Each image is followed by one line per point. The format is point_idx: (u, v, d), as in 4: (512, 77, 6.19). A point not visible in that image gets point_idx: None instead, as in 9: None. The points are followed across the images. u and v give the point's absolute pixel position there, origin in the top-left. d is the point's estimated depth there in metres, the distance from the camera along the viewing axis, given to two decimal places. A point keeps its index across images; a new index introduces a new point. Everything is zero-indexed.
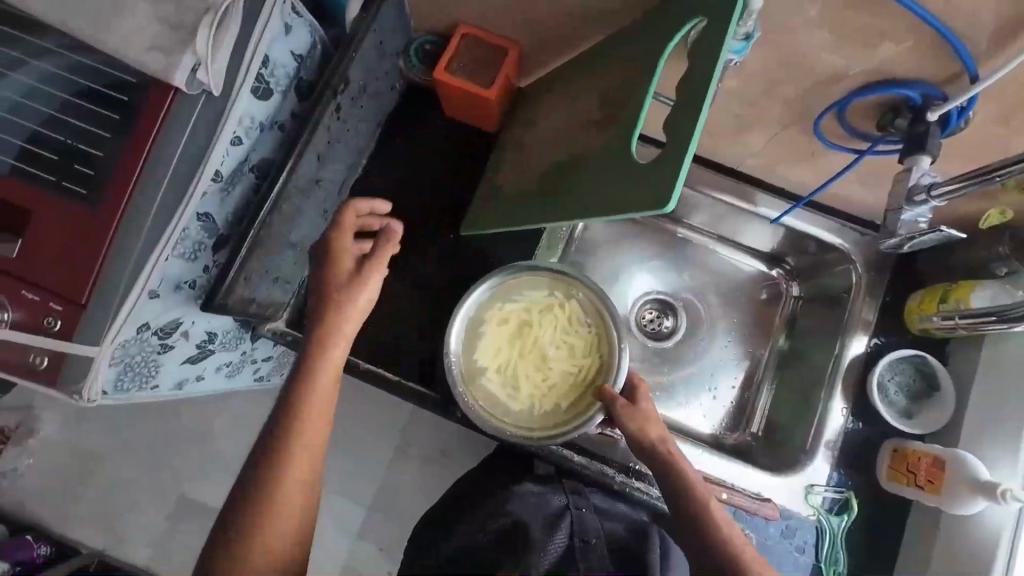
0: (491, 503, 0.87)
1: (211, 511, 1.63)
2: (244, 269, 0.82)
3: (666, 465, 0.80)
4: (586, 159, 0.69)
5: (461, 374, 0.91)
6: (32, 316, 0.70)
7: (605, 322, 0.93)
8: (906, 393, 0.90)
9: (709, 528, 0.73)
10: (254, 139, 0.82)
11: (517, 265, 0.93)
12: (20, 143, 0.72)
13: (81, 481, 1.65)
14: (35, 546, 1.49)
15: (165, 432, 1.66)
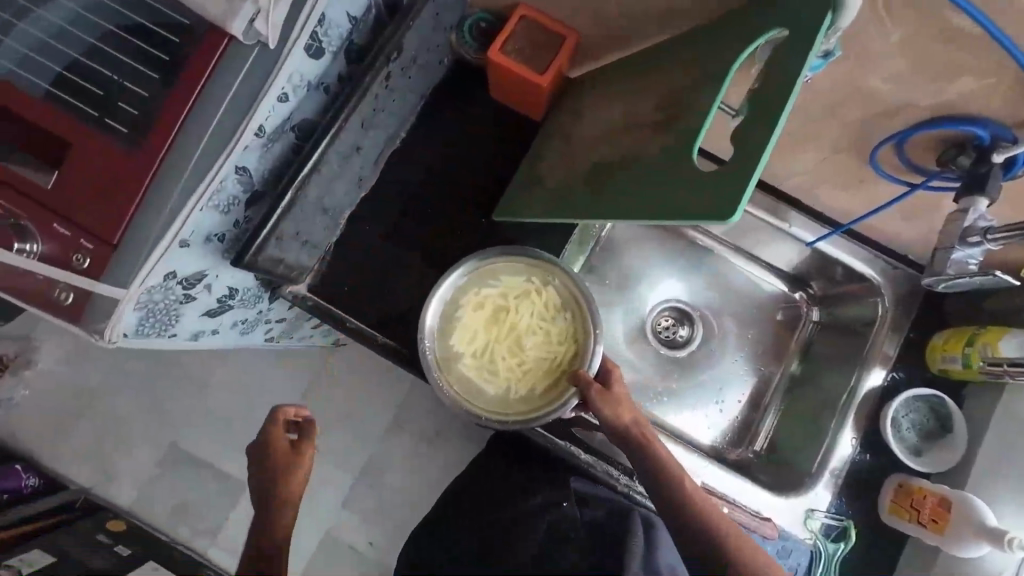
0: (487, 504, 1.00)
1: (201, 462, 1.65)
2: (275, 228, 0.81)
3: (641, 449, 0.81)
4: (635, 158, 0.68)
5: (438, 358, 0.90)
6: (61, 250, 0.69)
7: (582, 306, 0.91)
8: (919, 431, 0.90)
9: (688, 509, 0.76)
10: (301, 98, 0.80)
11: (492, 249, 0.91)
12: (59, 70, 0.70)
13: (75, 418, 1.67)
14: (23, 477, 1.55)
15: (162, 379, 1.68)
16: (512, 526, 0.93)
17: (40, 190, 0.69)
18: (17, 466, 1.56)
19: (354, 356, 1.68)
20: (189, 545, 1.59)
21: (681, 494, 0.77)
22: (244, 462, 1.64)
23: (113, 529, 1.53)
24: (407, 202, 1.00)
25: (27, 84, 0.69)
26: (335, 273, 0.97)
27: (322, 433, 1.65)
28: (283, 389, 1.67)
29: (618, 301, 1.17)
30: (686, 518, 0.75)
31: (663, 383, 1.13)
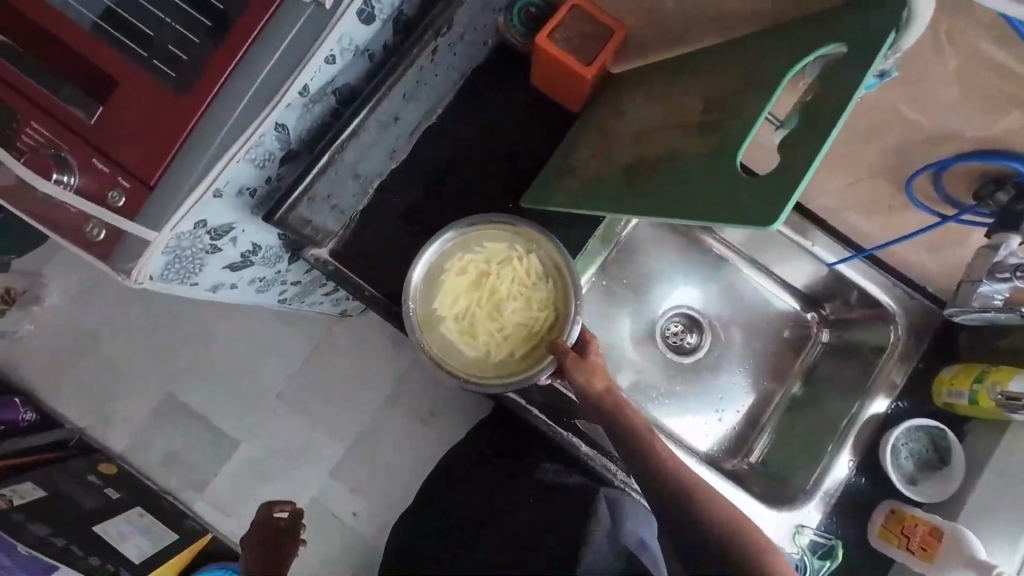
0: (464, 498, 1.05)
1: (197, 415, 1.66)
2: (309, 187, 0.82)
3: (621, 422, 0.81)
4: (677, 156, 0.68)
5: (420, 320, 0.90)
6: (98, 187, 0.70)
7: (564, 275, 0.92)
8: (916, 460, 0.91)
9: (671, 480, 0.75)
10: (346, 62, 0.80)
11: (476, 214, 0.91)
12: (112, 7, 0.71)
13: (76, 358, 1.68)
14: (21, 410, 1.55)
15: (166, 329, 1.69)
16: (481, 521, 0.97)
17: (83, 124, 0.69)
18: (16, 399, 1.56)
19: (358, 328, 1.69)
20: (177, 495, 1.61)
21: (664, 463, 0.77)
22: (240, 420, 1.66)
23: (105, 471, 1.54)
24: (435, 179, 1.00)
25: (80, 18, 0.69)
26: (358, 241, 0.97)
27: (319, 400, 1.66)
28: (285, 352, 1.68)
29: (630, 302, 1.17)
30: (670, 489, 0.75)
31: (667, 388, 1.14)
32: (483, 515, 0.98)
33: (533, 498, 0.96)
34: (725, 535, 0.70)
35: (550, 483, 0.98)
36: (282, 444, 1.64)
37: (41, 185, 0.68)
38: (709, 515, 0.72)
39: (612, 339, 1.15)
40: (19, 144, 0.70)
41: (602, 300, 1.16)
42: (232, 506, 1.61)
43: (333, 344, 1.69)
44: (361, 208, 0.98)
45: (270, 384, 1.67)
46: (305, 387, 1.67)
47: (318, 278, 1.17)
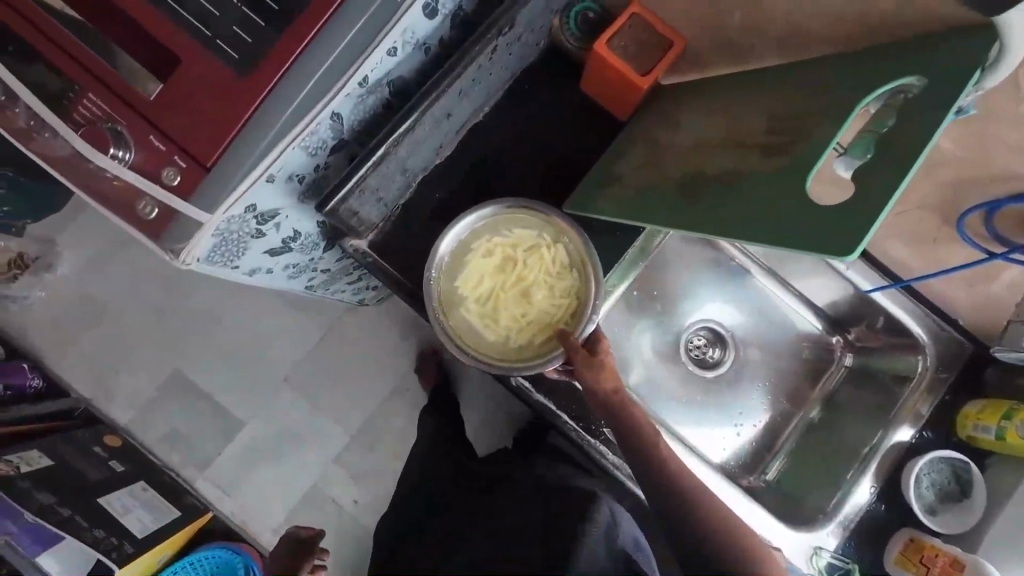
0: (468, 500, 1.10)
1: (205, 393, 1.66)
2: (361, 180, 0.81)
3: (646, 449, 0.81)
4: (740, 174, 0.67)
5: (440, 295, 0.91)
6: (153, 164, 0.69)
7: (588, 267, 0.92)
8: (938, 491, 0.92)
9: (687, 503, 0.79)
10: (405, 55, 0.79)
11: (510, 199, 0.91)
12: None
13: (85, 328, 1.67)
14: (29, 377, 1.53)
15: (179, 305, 1.68)
16: (483, 520, 1.03)
17: (142, 101, 0.68)
18: (24, 365, 1.55)
19: (372, 318, 1.68)
20: (180, 472, 1.61)
21: (685, 488, 0.80)
22: (248, 401, 1.66)
23: (110, 444, 1.53)
24: (476, 176, 1.00)
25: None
26: (396, 233, 0.97)
27: (328, 387, 1.66)
28: (298, 337, 1.67)
29: (659, 315, 1.17)
30: (687, 513, 0.78)
31: (687, 401, 1.15)
32: (484, 515, 1.04)
33: (532, 499, 1.02)
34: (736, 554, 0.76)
35: (551, 484, 1.04)
36: (289, 428, 1.64)
37: (97, 160, 0.67)
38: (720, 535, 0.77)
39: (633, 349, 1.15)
40: (76, 115, 0.69)
41: (629, 309, 1.16)
42: (236, 486, 1.61)
43: (345, 332, 1.67)
44: (403, 201, 0.98)
45: (281, 368, 1.67)
46: (315, 373, 1.66)
47: (348, 267, 1.17)
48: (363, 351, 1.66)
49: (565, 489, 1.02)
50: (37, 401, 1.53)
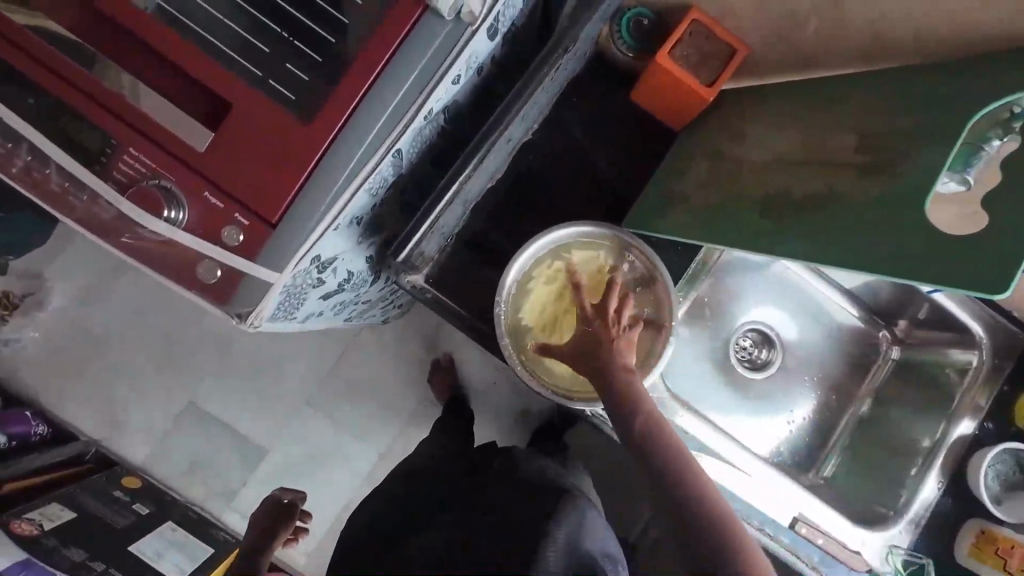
0: (434, 503, 0.85)
1: (224, 422, 1.47)
2: (434, 222, 0.84)
3: (665, 473, 0.67)
4: (841, 196, 0.63)
5: (508, 329, 0.88)
6: (210, 223, 0.63)
7: (658, 286, 0.90)
8: (1004, 481, 0.95)
9: (710, 539, 0.62)
10: (465, 81, 0.74)
11: (573, 223, 0.88)
12: (234, 28, 0.65)
13: (81, 365, 1.48)
14: (31, 423, 1.37)
15: (180, 329, 1.48)
16: (457, 524, 0.79)
17: (194, 154, 0.62)
18: (26, 412, 1.38)
19: (396, 329, 1.48)
20: (203, 506, 1.44)
21: (710, 522, 0.63)
22: (266, 427, 1.47)
23: (128, 486, 1.36)
24: (526, 196, 0.98)
25: (194, 35, 0.64)
26: (452, 262, 0.93)
27: (355, 405, 1.47)
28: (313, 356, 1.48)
29: (720, 321, 1.16)
30: (712, 554, 0.62)
31: (735, 403, 1.14)
32: (459, 519, 0.80)
33: (515, 494, 0.82)
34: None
35: (535, 477, 0.87)
36: (316, 452, 1.46)
37: (149, 223, 0.62)
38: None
39: (677, 349, 1.13)
40: (117, 173, 0.63)
41: (691, 319, 1.14)
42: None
43: (364, 348, 1.48)
44: (456, 230, 0.94)
45: (301, 389, 1.47)
46: (335, 393, 1.47)
47: (387, 294, 1.11)
48: (391, 372, 1.47)
49: (552, 483, 0.86)
50: (48, 448, 1.38)
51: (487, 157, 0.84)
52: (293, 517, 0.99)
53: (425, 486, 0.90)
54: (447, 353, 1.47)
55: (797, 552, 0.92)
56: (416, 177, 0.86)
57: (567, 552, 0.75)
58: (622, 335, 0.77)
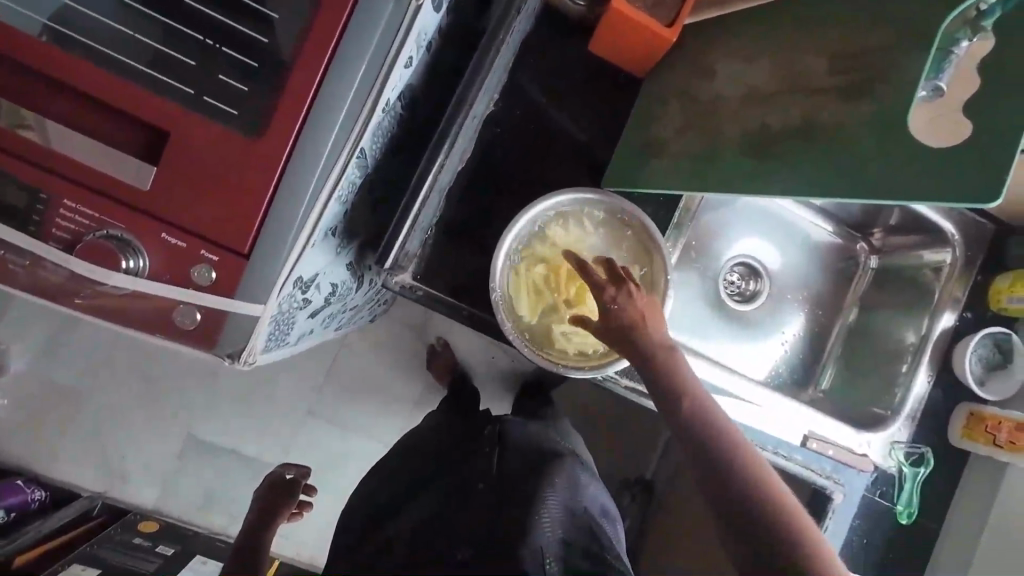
0: (427, 479, 0.84)
1: (230, 449, 1.41)
2: (416, 220, 0.82)
3: (686, 416, 0.65)
4: (825, 124, 0.62)
5: (506, 308, 0.86)
6: (175, 264, 0.58)
7: (648, 240, 0.90)
8: (985, 364, 1.03)
9: (737, 481, 0.60)
10: (416, 60, 0.69)
11: (552, 197, 0.87)
12: (152, 44, 0.59)
13: (63, 423, 1.38)
14: (29, 491, 1.30)
15: (162, 366, 1.40)
16: (453, 500, 0.77)
17: (140, 194, 0.56)
18: (18, 481, 1.31)
19: (386, 323, 1.44)
20: (228, 534, 1.41)
21: (737, 463, 0.61)
22: (272, 446, 1.42)
23: (147, 531, 1.33)
24: (498, 171, 0.95)
25: (105, 58, 0.57)
26: (436, 253, 0.90)
27: (361, 408, 1.44)
28: (305, 368, 1.42)
29: (710, 259, 1.17)
30: (740, 496, 0.60)
31: (730, 335, 1.16)
32: (454, 493, 0.79)
33: (511, 462, 0.81)
34: (799, 557, 0.55)
35: (528, 445, 0.86)
36: (330, 459, 1.43)
37: (106, 278, 0.56)
38: (781, 528, 0.57)
39: (674, 296, 1.14)
40: (57, 231, 0.57)
41: (681, 263, 1.15)
42: (293, 527, 1.42)
43: (357, 349, 1.43)
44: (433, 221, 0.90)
45: (301, 400, 1.43)
46: (338, 396, 1.43)
47: (372, 297, 1.07)
48: (388, 369, 1.45)
49: (546, 450, 0.85)
50: (52, 513, 1.32)
51: (457, 141, 0.82)
52: (296, 490, 1.02)
53: (421, 461, 0.89)
54: (440, 339, 1.45)
55: (810, 466, 0.98)
56: (381, 172, 0.82)
57: (565, 516, 0.75)
58: (645, 298, 0.72)
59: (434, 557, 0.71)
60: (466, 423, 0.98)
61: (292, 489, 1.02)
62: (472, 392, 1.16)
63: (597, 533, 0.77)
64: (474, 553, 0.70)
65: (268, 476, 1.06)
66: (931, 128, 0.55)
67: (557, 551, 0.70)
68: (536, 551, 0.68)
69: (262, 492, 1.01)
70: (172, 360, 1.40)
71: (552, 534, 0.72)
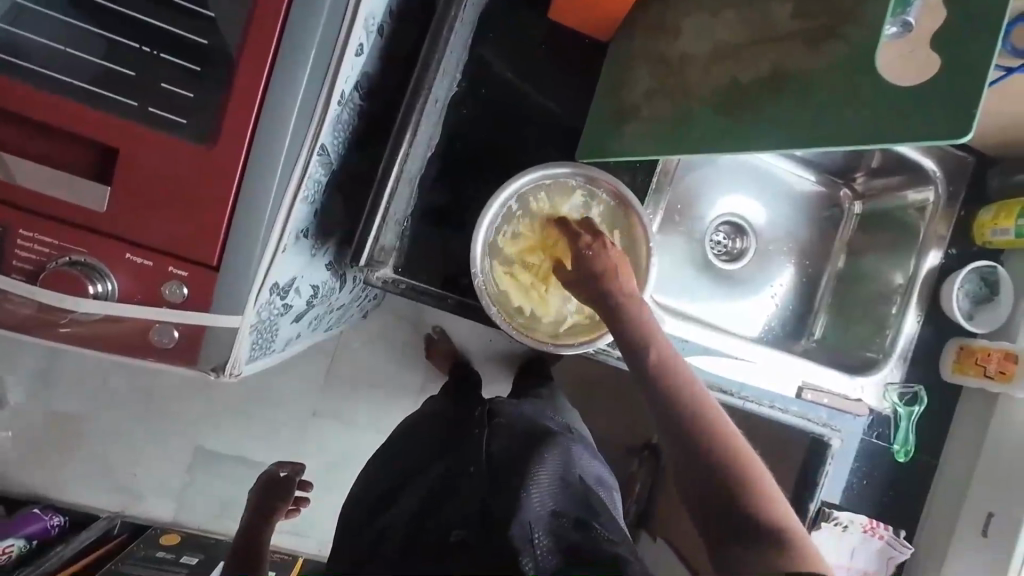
0: (421, 466, 0.85)
1: (239, 456, 1.42)
2: (386, 211, 0.77)
3: (656, 380, 0.65)
4: (792, 71, 0.61)
5: (489, 292, 0.86)
6: (144, 284, 0.57)
7: (629, 211, 0.89)
8: (973, 299, 1.04)
9: (718, 466, 0.58)
10: (368, 47, 0.66)
11: (522, 176, 0.85)
12: (87, 56, 0.56)
13: (71, 448, 1.39)
14: (47, 517, 1.32)
15: (160, 382, 1.39)
16: (445, 484, 0.79)
17: (97, 215, 0.55)
18: (34, 510, 1.32)
19: (379, 318, 1.44)
20: None
21: (712, 438, 0.60)
22: (281, 449, 1.43)
23: (169, 543, 1.35)
24: (470, 153, 0.93)
25: (39, 76, 0.54)
26: (416, 243, 0.89)
27: (363, 404, 1.45)
28: (303, 370, 1.42)
29: (693, 221, 1.16)
30: (709, 467, 0.59)
31: (721, 294, 1.16)
32: (446, 477, 0.80)
33: (500, 444, 0.83)
34: (765, 531, 0.55)
35: (516, 427, 0.88)
36: (338, 457, 1.44)
37: (76, 305, 0.55)
38: (761, 516, 0.56)
39: (660, 262, 1.13)
40: (18, 262, 0.55)
41: (665, 228, 1.14)
42: (311, 526, 1.45)
43: (353, 346, 1.43)
44: (410, 211, 0.89)
45: (303, 403, 1.43)
46: (339, 395, 1.44)
47: (359, 295, 1.06)
48: (386, 362, 1.45)
49: (535, 432, 0.87)
50: (72, 537, 1.32)
51: (420, 128, 0.77)
52: (292, 487, 1.05)
53: (414, 448, 0.91)
54: (437, 327, 1.45)
55: (806, 416, 1.00)
56: (347, 167, 0.80)
57: (554, 488, 0.76)
58: (620, 253, 0.76)
59: (427, 542, 0.72)
60: (458, 407, 0.99)
61: (287, 487, 1.04)
62: (471, 376, 1.17)
63: (589, 502, 0.79)
64: (466, 533, 0.71)
65: (263, 475, 1.08)
66: (906, 66, 0.53)
67: (548, 524, 0.71)
68: (526, 526, 0.68)
69: (258, 490, 1.04)
70: (169, 376, 1.39)
71: (542, 507, 0.72)
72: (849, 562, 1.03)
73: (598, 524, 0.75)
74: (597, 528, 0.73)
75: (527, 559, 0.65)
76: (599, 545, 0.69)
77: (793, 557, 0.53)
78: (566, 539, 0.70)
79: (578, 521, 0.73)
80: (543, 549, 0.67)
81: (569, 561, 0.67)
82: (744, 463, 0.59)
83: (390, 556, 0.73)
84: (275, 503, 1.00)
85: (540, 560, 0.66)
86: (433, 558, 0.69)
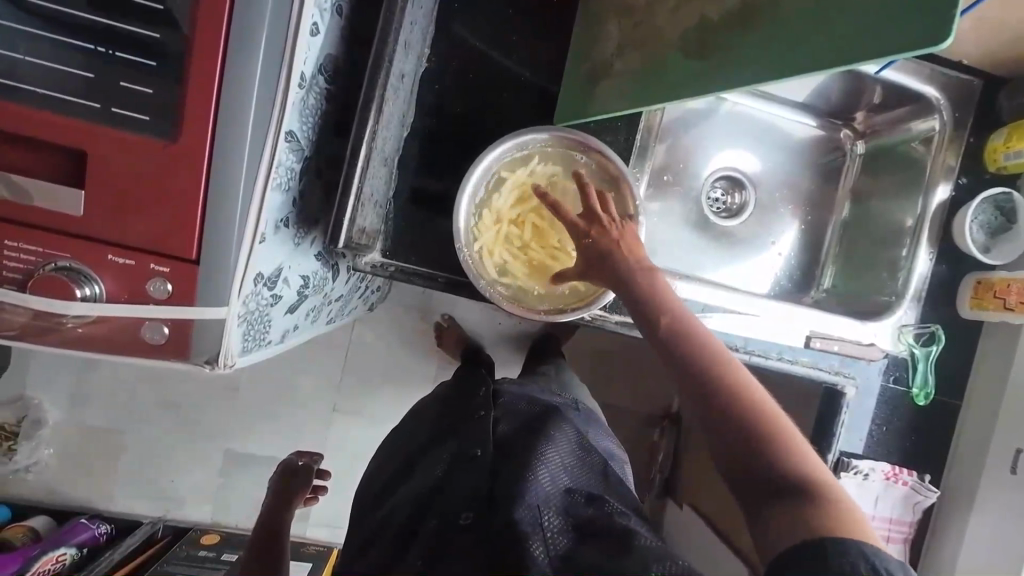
0: (422, 455, 0.86)
1: (266, 455, 1.46)
2: (360, 194, 0.76)
3: (684, 346, 0.63)
4: (763, 2, 0.58)
5: (479, 270, 0.85)
6: (129, 282, 0.58)
7: (614, 170, 0.87)
8: (987, 230, 0.99)
9: (743, 434, 0.58)
10: (324, 27, 0.66)
11: (494, 147, 0.83)
12: (43, 62, 0.56)
13: (108, 461, 1.44)
14: (94, 526, 1.37)
15: (184, 392, 1.43)
16: (446, 470, 0.79)
17: (76, 220, 0.56)
18: (82, 519, 1.38)
19: (385, 310, 1.45)
20: None
21: (746, 408, 0.59)
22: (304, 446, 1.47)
23: (208, 543, 1.39)
24: (450, 130, 0.91)
25: (5, 89, 0.55)
26: (402, 227, 0.89)
27: (378, 395, 1.47)
28: (317, 368, 1.44)
29: (688, 180, 1.13)
30: (743, 440, 0.57)
31: (723, 253, 1.13)
32: (448, 463, 0.80)
33: (502, 432, 0.84)
34: (801, 484, 0.54)
35: (518, 411, 0.89)
36: (358, 448, 1.47)
37: (67, 308, 0.57)
38: (795, 479, 0.55)
39: (656, 225, 1.11)
40: (9, 272, 0.57)
41: (659, 191, 1.11)
42: (340, 518, 1.48)
43: (362, 340, 1.45)
44: (392, 194, 0.88)
45: (321, 399, 1.45)
46: (354, 388, 1.46)
47: (357, 286, 1.07)
48: (397, 353, 1.46)
49: (541, 414, 0.89)
50: (118, 542, 1.38)
51: (385, 105, 0.75)
52: (309, 475, 1.10)
53: (416, 440, 0.91)
54: (445, 315, 1.46)
55: (817, 366, 0.97)
56: (323, 155, 0.80)
57: (563, 470, 0.76)
58: (623, 229, 0.72)
59: (430, 531, 0.71)
60: (456, 390, 1.00)
61: (301, 476, 1.09)
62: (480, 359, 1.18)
63: (598, 478, 0.79)
64: (472, 522, 0.70)
65: (280, 464, 1.13)
66: None
67: (557, 504, 0.70)
68: (534, 509, 0.67)
69: (277, 479, 1.10)
70: (192, 385, 1.43)
71: (552, 487, 0.72)
72: (873, 511, 1.01)
73: (606, 496, 0.74)
74: (608, 500, 0.73)
75: (537, 543, 0.63)
76: (610, 519, 0.68)
77: (826, 519, 0.52)
78: (576, 518, 0.69)
79: (590, 495, 0.74)
80: (554, 530, 0.66)
81: (581, 541, 0.66)
82: (788, 435, 0.58)
83: (396, 545, 0.73)
84: (292, 492, 1.06)
85: (551, 543, 0.65)
86: (433, 549, 0.69)
